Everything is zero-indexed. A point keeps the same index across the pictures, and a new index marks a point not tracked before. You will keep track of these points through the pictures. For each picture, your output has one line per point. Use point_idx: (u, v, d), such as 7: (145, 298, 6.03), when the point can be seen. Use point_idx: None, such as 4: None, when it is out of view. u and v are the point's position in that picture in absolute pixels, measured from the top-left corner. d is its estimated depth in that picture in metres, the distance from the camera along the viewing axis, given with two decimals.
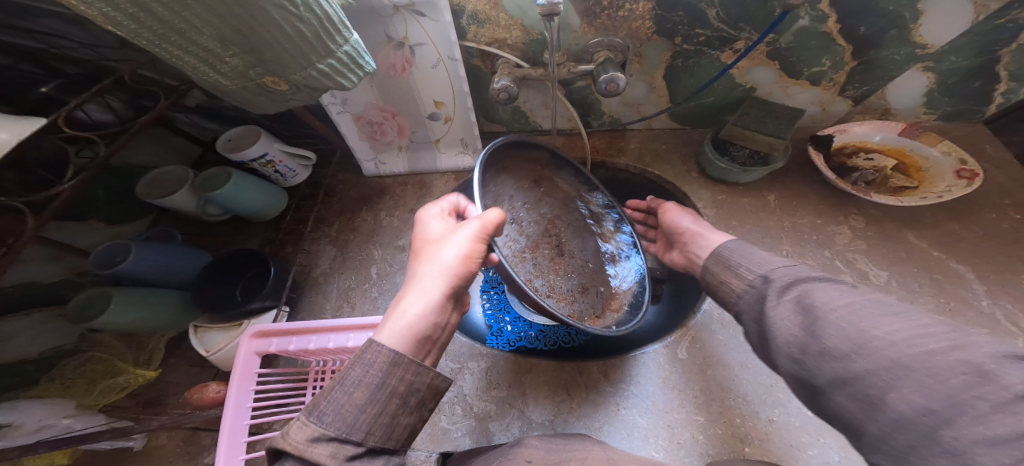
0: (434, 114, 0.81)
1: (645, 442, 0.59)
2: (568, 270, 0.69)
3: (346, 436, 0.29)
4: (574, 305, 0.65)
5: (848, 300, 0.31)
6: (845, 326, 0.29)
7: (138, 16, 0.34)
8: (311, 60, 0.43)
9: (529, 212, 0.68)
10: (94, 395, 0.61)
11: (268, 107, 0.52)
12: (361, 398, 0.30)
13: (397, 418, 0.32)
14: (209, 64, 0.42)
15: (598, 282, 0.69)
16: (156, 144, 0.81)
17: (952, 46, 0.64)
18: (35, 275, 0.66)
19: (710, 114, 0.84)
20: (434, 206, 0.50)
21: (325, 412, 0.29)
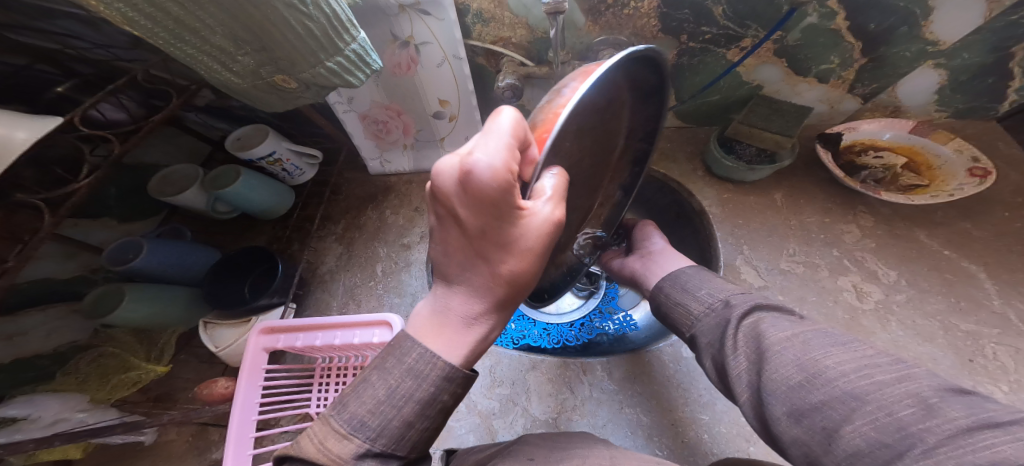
0: (439, 112, 0.82)
1: (648, 441, 0.59)
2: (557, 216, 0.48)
3: (392, 451, 0.28)
4: None
5: (798, 331, 0.33)
6: (798, 357, 0.30)
7: (153, 15, 0.34)
8: (320, 58, 0.44)
9: (579, 142, 0.38)
10: (106, 390, 0.63)
11: (277, 105, 0.53)
12: (409, 415, 0.28)
13: (437, 428, 0.31)
14: (221, 63, 0.42)
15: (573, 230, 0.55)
16: (167, 143, 0.82)
17: (964, 43, 0.63)
18: (52, 272, 0.68)
19: (715, 112, 0.84)
20: (497, 143, 0.24)
21: (369, 425, 0.27)
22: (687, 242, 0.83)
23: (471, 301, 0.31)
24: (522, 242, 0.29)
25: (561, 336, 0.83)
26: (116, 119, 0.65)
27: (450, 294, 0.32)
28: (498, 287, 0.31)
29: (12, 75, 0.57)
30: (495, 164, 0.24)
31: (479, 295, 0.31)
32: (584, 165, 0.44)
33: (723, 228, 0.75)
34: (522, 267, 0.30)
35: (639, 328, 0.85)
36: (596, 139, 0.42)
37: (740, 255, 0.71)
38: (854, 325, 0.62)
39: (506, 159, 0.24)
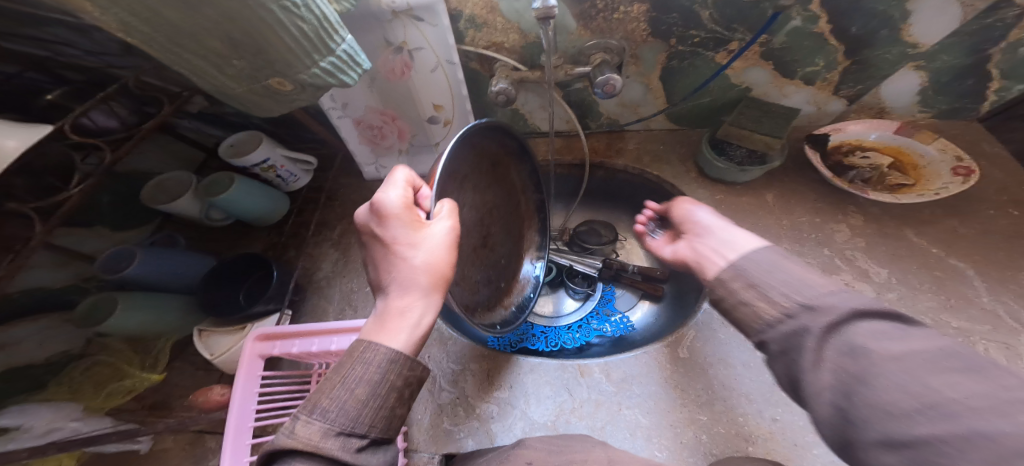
0: (433, 117, 0.82)
1: (648, 442, 0.59)
2: (482, 262, 0.67)
3: (351, 430, 0.32)
4: (476, 295, 0.66)
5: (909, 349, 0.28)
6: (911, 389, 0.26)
7: (148, 20, 0.36)
8: (313, 60, 0.44)
9: (476, 194, 0.62)
10: (100, 398, 0.62)
11: (273, 109, 0.53)
12: (362, 394, 0.33)
13: (394, 410, 0.35)
14: (215, 65, 0.43)
15: (501, 278, 0.74)
16: (160, 150, 0.82)
17: (944, 45, 0.65)
18: (45, 280, 0.67)
19: (706, 115, 0.85)
20: (394, 193, 0.45)
21: (329, 409, 0.32)
22: None
23: (403, 297, 0.41)
24: (426, 242, 0.43)
25: (557, 339, 0.84)
26: (106, 126, 0.64)
27: (388, 298, 0.41)
28: (419, 280, 0.42)
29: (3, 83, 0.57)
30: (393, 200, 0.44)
31: (409, 291, 0.41)
32: (493, 217, 0.68)
33: None
34: (432, 265, 0.42)
35: (637, 329, 0.86)
36: (491, 189, 0.67)
37: None
38: None
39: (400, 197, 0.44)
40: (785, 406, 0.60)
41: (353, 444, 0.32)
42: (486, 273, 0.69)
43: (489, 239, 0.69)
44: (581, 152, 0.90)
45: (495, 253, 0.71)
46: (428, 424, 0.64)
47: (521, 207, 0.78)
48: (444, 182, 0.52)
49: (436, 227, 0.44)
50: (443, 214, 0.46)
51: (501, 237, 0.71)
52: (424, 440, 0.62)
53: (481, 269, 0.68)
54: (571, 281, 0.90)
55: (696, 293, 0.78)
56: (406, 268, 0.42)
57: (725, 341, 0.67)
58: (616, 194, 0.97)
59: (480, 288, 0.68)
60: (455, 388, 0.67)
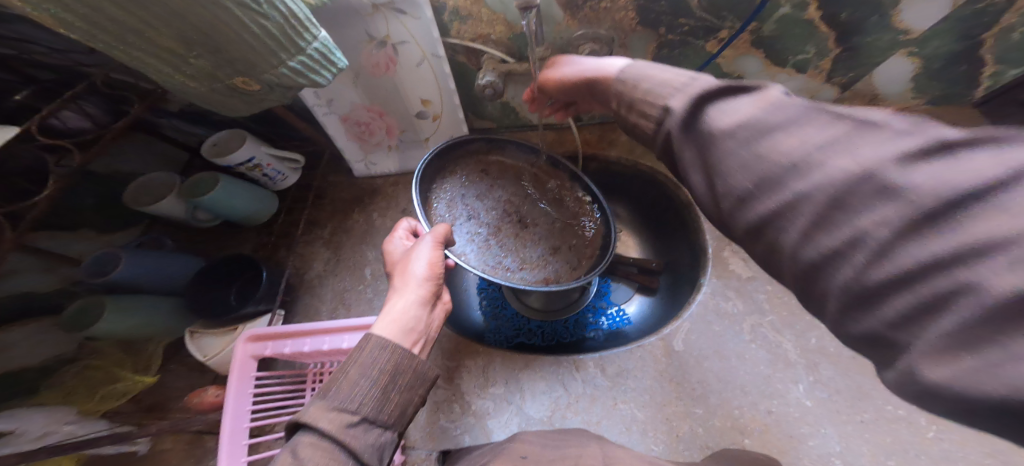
0: (422, 112, 0.81)
1: (643, 436, 0.59)
2: (537, 238, 0.71)
3: (344, 406, 0.34)
4: (549, 268, 0.68)
5: (740, 116, 0.30)
6: (763, 182, 0.28)
7: (89, 16, 0.34)
8: (280, 59, 0.43)
9: (485, 201, 0.71)
10: (94, 401, 0.62)
11: (243, 109, 0.52)
12: (357, 375, 0.36)
13: (387, 393, 0.37)
14: (172, 64, 0.41)
15: (571, 235, 0.72)
16: (139, 150, 0.80)
17: (934, 32, 0.64)
18: (31, 284, 0.65)
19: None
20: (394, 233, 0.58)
21: (330, 389, 0.35)
22: (676, 234, 0.87)
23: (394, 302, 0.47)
24: (412, 256, 0.50)
25: (554, 333, 0.84)
26: (77, 127, 0.63)
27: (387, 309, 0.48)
28: (405, 285, 0.48)
29: None
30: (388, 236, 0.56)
31: (397, 295, 0.47)
32: (518, 202, 0.73)
33: (710, 220, 0.77)
34: (415, 271, 0.48)
35: (632, 322, 0.86)
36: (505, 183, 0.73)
37: (728, 246, 0.75)
38: None
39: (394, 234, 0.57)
40: (780, 397, 0.60)
41: (345, 419, 0.33)
42: (547, 242, 0.71)
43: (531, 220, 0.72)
44: (573, 144, 0.89)
45: (543, 225, 0.72)
46: (424, 422, 0.64)
47: (550, 176, 0.75)
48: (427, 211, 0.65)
49: (420, 243, 0.52)
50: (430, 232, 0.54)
51: (541, 211, 0.73)
52: (421, 438, 0.62)
53: (533, 247, 0.70)
54: None
55: (691, 285, 0.78)
56: (397, 279, 0.49)
57: (722, 333, 0.66)
58: (609, 186, 0.96)
59: (549, 259, 0.69)
60: (450, 385, 0.67)
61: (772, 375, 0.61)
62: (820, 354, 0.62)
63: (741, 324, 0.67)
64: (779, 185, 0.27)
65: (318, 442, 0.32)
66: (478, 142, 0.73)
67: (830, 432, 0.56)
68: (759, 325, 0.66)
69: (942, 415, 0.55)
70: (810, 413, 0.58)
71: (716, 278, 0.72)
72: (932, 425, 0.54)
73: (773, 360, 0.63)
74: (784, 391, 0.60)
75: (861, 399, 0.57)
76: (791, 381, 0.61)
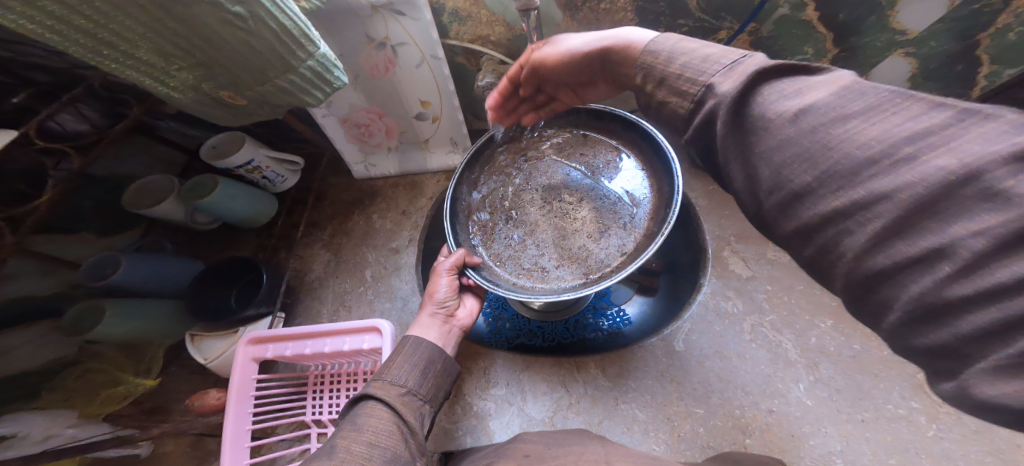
0: (421, 114, 0.81)
1: (645, 436, 0.60)
2: (581, 222, 0.55)
3: (394, 381, 0.40)
4: (592, 260, 0.52)
5: (806, 102, 0.24)
6: (827, 178, 0.23)
7: (63, 30, 0.33)
8: (269, 74, 0.45)
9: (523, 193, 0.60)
10: (96, 404, 0.62)
11: (229, 120, 0.53)
12: (405, 358, 0.42)
13: (426, 373, 0.42)
14: (156, 79, 0.41)
15: (625, 209, 0.54)
16: (138, 152, 0.80)
17: (931, 33, 0.64)
18: (31, 288, 0.64)
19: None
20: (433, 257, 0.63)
21: (383, 371, 0.41)
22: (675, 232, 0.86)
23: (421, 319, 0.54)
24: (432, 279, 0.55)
25: (555, 335, 0.85)
26: (75, 131, 0.63)
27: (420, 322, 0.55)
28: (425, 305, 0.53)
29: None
30: None
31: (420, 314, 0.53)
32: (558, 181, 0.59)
33: (709, 220, 0.79)
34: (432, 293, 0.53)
35: (633, 322, 0.84)
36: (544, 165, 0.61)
37: (728, 246, 0.75)
38: (841, 311, 0.65)
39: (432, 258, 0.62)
40: (781, 396, 0.60)
41: (395, 390, 0.39)
42: (592, 226, 0.54)
43: (580, 206, 0.56)
44: None
45: (587, 205, 0.57)
46: None
47: (598, 143, 0.60)
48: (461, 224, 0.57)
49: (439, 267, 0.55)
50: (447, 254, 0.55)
51: (587, 187, 0.58)
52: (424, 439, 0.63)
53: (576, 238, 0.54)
54: None
55: (691, 284, 0.78)
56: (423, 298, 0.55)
57: (722, 333, 0.67)
58: None
59: (595, 247, 0.53)
60: (452, 386, 0.67)
61: (773, 375, 0.61)
62: (820, 353, 0.62)
63: (741, 324, 0.67)
64: (854, 179, 0.22)
65: (375, 409, 0.36)
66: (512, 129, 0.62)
67: (831, 431, 0.56)
68: (759, 325, 0.66)
69: (942, 414, 0.55)
70: (810, 412, 0.58)
71: (716, 277, 0.73)
72: (933, 424, 0.54)
73: (773, 359, 0.63)
74: (785, 390, 0.60)
75: (861, 398, 0.58)
76: (791, 380, 0.61)
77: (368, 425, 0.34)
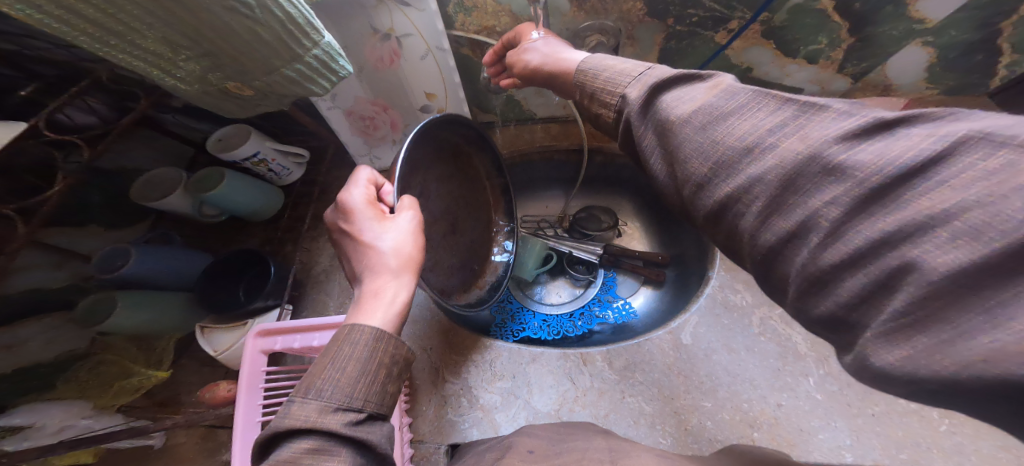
0: (426, 106, 0.80)
1: (651, 429, 0.60)
2: (451, 247, 0.70)
3: (347, 404, 0.34)
4: (450, 279, 0.69)
5: (698, 104, 0.33)
6: (713, 162, 0.32)
7: (70, 19, 0.32)
8: (276, 64, 0.45)
9: (439, 185, 0.67)
10: (106, 398, 0.61)
11: (236, 112, 0.53)
12: (354, 371, 0.36)
13: (385, 386, 0.37)
14: (163, 70, 0.41)
15: (472, 259, 0.76)
16: (146, 146, 0.81)
17: (951, 21, 0.62)
18: (42, 280, 0.66)
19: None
20: (358, 193, 0.50)
21: (322, 389, 0.34)
22: (684, 226, 0.89)
23: (378, 281, 0.44)
24: (392, 233, 0.47)
25: (561, 328, 0.87)
26: (84, 123, 0.63)
27: (370, 282, 0.45)
28: (388, 265, 0.46)
29: None
30: (359, 198, 0.50)
31: (383, 273, 0.45)
32: (459, 203, 0.72)
33: None
34: (400, 250, 0.46)
35: (638, 315, 0.89)
36: (457, 180, 0.71)
37: None
38: None
39: (364, 195, 0.50)
40: (790, 390, 0.60)
41: (351, 417, 0.33)
42: (455, 259, 0.71)
43: (458, 225, 0.72)
44: (578, 137, 0.92)
45: (458, 236, 0.72)
46: (433, 416, 0.65)
47: (487, 194, 0.80)
48: (406, 176, 0.58)
49: (399, 217, 0.49)
50: (405, 209, 0.50)
51: (469, 222, 0.75)
52: (430, 431, 0.63)
53: (458, 256, 0.72)
54: (572, 269, 0.94)
55: (699, 277, 0.79)
56: (376, 255, 0.46)
57: (729, 326, 0.67)
58: (615, 179, 1.01)
59: (453, 272, 0.71)
60: (458, 380, 0.68)
61: (782, 368, 0.61)
62: (830, 347, 0.62)
63: (749, 317, 0.67)
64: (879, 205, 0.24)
65: (327, 447, 0.31)
66: (431, 125, 0.61)
67: (841, 425, 0.56)
68: (768, 318, 0.67)
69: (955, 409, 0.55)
70: (819, 407, 0.58)
71: (724, 270, 0.73)
72: (945, 419, 0.55)
73: (782, 353, 0.63)
74: (794, 384, 0.60)
75: (871, 392, 0.58)
76: (801, 374, 0.61)
77: None
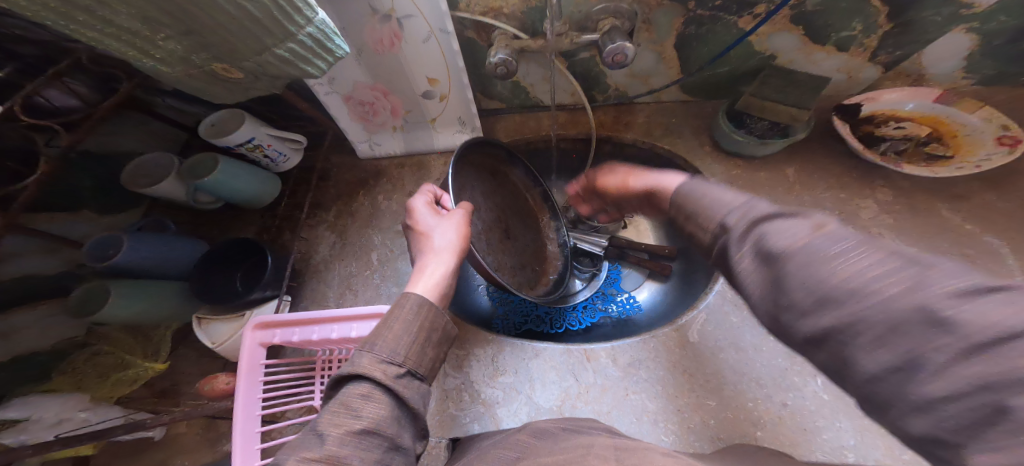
0: (428, 92, 0.77)
1: (654, 426, 0.60)
2: (510, 251, 0.74)
3: (389, 359, 0.34)
4: (515, 278, 0.73)
5: (794, 238, 0.28)
6: (804, 309, 0.26)
7: None
8: (267, 45, 0.42)
9: (485, 198, 0.71)
10: (106, 388, 0.60)
11: (224, 96, 0.51)
12: (400, 329, 0.36)
13: (427, 346, 0.37)
14: (141, 51, 0.39)
15: (535, 261, 0.80)
16: (137, 130, 0.78)
17: (1001, 5, 0.60)
18: (37, 267, 0.65)
19: (723, 85, 0.82)
20: (419, 194, 0.55)
21: (375, 342, 0.35)
22: None
23: (424, 263, 0.47)
24: (444, 226, 0.50)
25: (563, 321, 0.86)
26: (65, 106, 0.59)
27: (418, 265, 0.47)
28: (435, 251, 0.48)
29: None
30: (419, 196, 0.55)
31: (429, 258, 0.47)
32: (507, 212, 0.76)
33: None
34: (447, 240, 0.48)
35: (643, 309, 0.88)
36: (500, 192, 0.76)
37: None
38: None
39: (424, 194, 0.55)
40: (796, 390, 0.60)
41: (393, 371, 0.33)
42: (515, 260, 0.75)
43: (511, 231, 0.76)
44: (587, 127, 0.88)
45: (514, 241, 0.76)
46: (434, 411, 0.64)
47: (531, 202, 0.83)
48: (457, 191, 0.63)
49: (453, 214, 0.52)
50: (457, 212, 0.52)
51: (521, 227, 0.79)
52: (430, 426, 0.63)
53: (517, 259, 0.75)
54: (576, 261, 0.92)
55: (708, 274, 0.78)
56: (428, 243, 0.49)
57: (737, 324, 0.66)
58: None
59: (517, 271, 0.74)
60: (460, 374, 0.67)
61: (789, 368, 0.61)
62: None
63: None
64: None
65: (372, 392, 0.32)
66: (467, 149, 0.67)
67: (846, 426, 0.56)
68: None
69: None
70: (825, 406, 0.58)
71: None
72: None
73: (790, 352, 0.62)
74: (801, 385, 0.60)
75: None
76: (808, 374, 0.60)
77: (367, 412, 0.30)
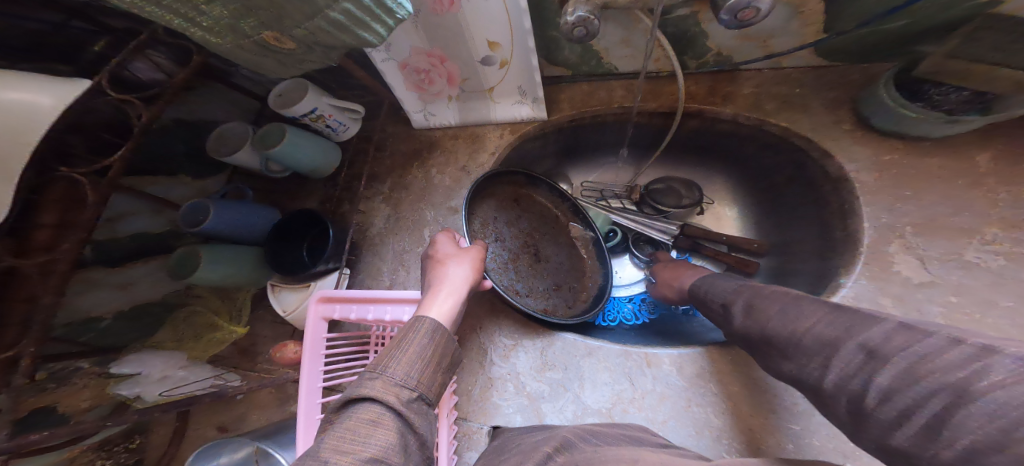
0: (488, 57, 0.69)
1: (716, 443, 0.53)
2: (544, 273, 0.80)
3: (403, 384, 0.35)
4: (549, 300, 0.77)
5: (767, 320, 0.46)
6: (777, 347, 0.43)
7: None
8: (321, 6, 0.37)
9: (509, 228, 0.79)
10: (201, 347, 0.68)
11: (278, 70, 0.49)
12: (415, 353, 0.38)
13: (437, 373, 0.38)
14: (186, 19, 0.36)
15: (573, 279, 0.82)
16: (219, 100, 0.81)
17: None
18: (146, 226, 0.71)
19: (893, 42, 0.64)
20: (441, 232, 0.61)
21: (387, 365, 0.36)
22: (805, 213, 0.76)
23: (437, 289, 0.50)
24: (459, 261, 0.55)
25: None
26: (151, 80, 0.63)
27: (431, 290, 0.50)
28: (449, 279, 0.51)
29: (50, 36, 0.53)
30: (440, 235, 0.60)
31: (442, 286, 0.50)
32: (537, 233, 0.82)
33: (875, 203, 0.62)
34: (460, 274, 0.52)
35: None
36: (529, 216, 0.82)
37: (897, 238, 0.60)
38: None
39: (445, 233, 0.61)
40: None
41: (405, 395, 0.34)
42: (552, 279, 0.80)
43: (541, 253, 0.82)
44: (672, 98, 0.76)
45: (545, 263, 0.81)
46: (477, 396, 0.63)
47: (562, 220, 0.86)
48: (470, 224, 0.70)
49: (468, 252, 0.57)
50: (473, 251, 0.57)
51: (553, 248, 0.83)
52: (474, 411, 0.62)
53: (552, 280, 0.80)
54: (637, 247, 0.90)
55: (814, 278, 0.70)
56: (442, 272, 0.53)
57: None
58: (711, 148, 0.86)
59: (551, 293, 0.78)
60: (506, 363, 0.65)
61: None
62: None
63: None
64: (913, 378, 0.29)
65: (382, 416, 0.32)
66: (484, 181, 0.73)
67: None
68: None
69: None
70: None
71: (866, 279, 0.59)
72: None
73: None
74: None
75: None
76: None
77: (375, 437, 0.30)
